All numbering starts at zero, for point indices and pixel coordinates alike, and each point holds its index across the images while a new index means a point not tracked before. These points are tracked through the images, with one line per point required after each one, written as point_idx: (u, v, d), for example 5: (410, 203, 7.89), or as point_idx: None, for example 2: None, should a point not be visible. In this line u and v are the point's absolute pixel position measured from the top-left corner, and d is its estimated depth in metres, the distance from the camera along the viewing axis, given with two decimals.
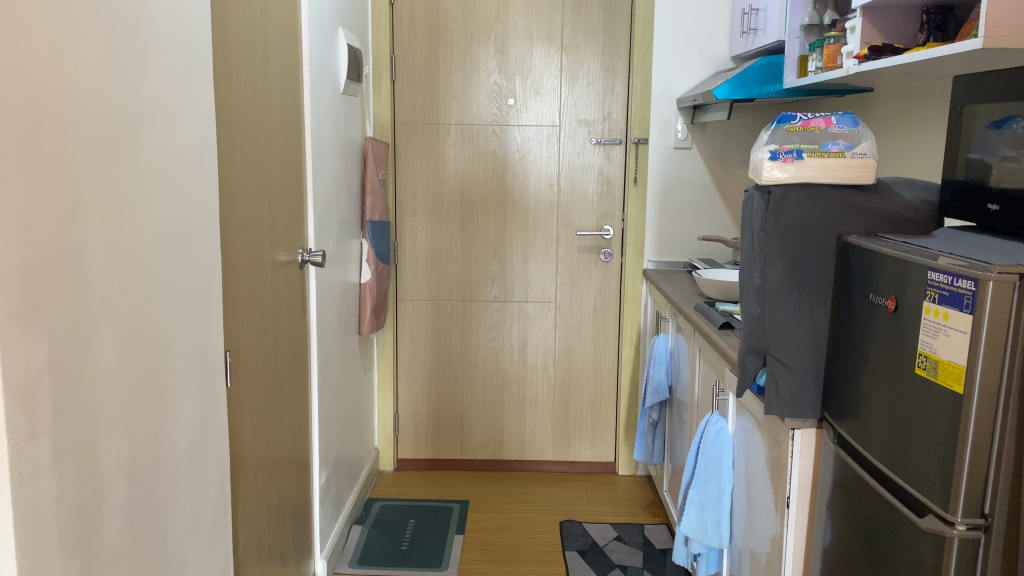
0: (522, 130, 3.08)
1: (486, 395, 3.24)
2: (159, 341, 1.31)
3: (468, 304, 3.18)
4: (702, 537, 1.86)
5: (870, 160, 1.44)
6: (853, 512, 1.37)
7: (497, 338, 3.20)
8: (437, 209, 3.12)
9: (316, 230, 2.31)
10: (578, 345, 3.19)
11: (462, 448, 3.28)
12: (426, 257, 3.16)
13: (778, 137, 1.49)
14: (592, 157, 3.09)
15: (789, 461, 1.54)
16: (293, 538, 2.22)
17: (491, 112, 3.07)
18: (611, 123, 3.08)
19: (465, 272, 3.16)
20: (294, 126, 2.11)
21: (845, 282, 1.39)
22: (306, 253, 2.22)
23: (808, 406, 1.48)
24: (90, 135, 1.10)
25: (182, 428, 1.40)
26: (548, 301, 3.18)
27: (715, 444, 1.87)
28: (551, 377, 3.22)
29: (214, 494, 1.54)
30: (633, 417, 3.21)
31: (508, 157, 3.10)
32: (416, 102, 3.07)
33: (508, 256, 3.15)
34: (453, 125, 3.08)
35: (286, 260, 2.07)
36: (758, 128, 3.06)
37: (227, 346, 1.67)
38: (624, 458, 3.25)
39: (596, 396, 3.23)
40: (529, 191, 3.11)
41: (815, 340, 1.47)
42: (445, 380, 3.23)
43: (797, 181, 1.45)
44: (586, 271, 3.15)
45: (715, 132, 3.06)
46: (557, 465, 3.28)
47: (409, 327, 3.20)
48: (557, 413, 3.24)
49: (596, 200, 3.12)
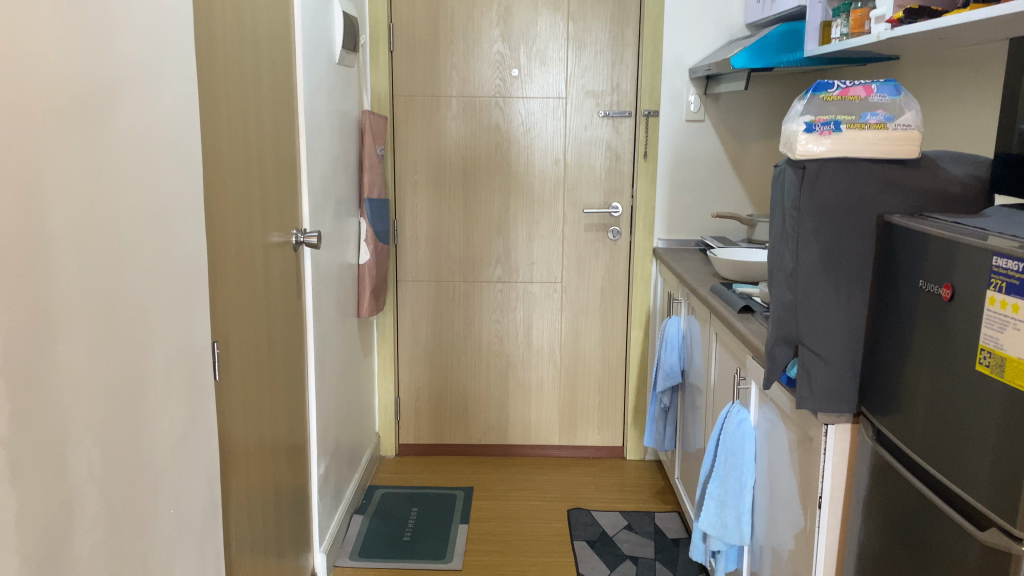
0: (527, 103, 2.95)
1: (490, 379, 3.13)
2: (137, 335, 1.19)
3: (471, 286, 3.07)
4: (722, 533, 1.77)
5: (915, 131, 1.31)
6: (894, 518, 1.25)
7: (501, 320, 3.09)
8: (438, 186, 2.99)
9: (312, 210, 2.19)
10: (585, 328, 3.08)
11: (465, 433, 3.18)
12: (427, 238, 3.03)
13: (813, 107, 1.35)
14: (601, 130, 2.96)
15: (822, 459, 1.42)
16: (290, 531, 2.11)
17: (494, 83, 2.94)
18: (620, 95, 2.94)
19: (467, 251, 3.04)
20: (287, 99, 1.98)
21: (888, 266, 1.27)
22: (301, 235, 2.09)
23: (845, 401, 1.36)
24: (53, 108, 0.98)
25: (165, 427, 1.29)
26: (554, 282, 3.06)
27: (736, 435, 1.76)
28: (558, 360, 3.11)
29: (203, 495, 1.44)
30: (642, 401, 3.11)
31: (512, 131, 2.97)
32: (415, 75, 2.93)
33: (513, 235, 3.03)
34: (454, 98, 2.94)
35: (279, 242, 1.95)
36: (773, 100, 2.92)
37: (215, 337, 1.56)
38: (632, 443, 3.15)
39: (604, 380, 3.12)
40: (534, 167, 2.98)
41: (852, 329, 1.35)
42: (447, 364, 3.12)
43: (835, 155, 1.32)
44: (594, 250, 3.03)
45: (729, 104, 2.92)
46: (563, 450, 3.18)
47: (411, 309, 3.09)
48: (564, 397, 3.14)
49: (604, 175, 2.99)
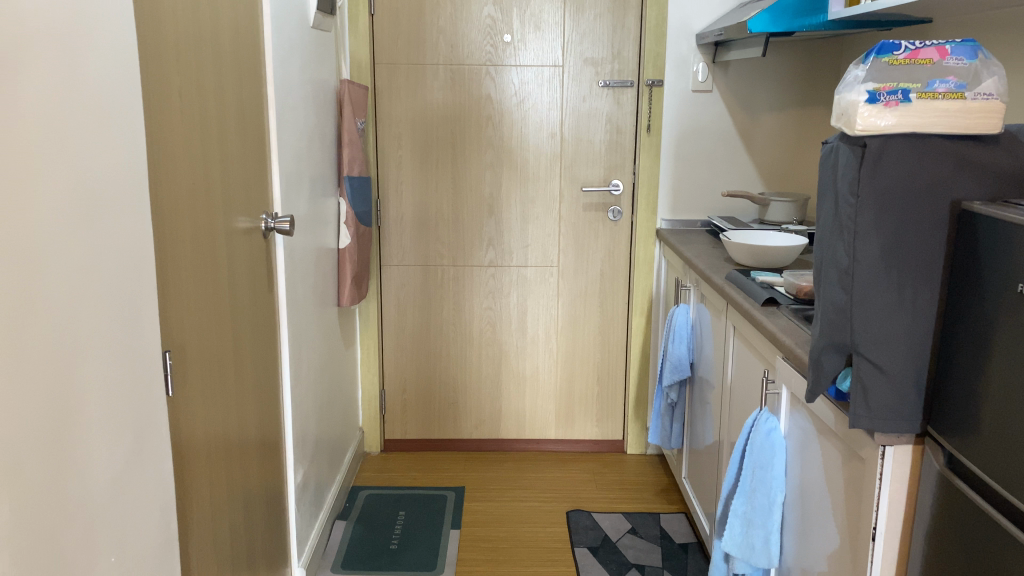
0: (520, 71, 2.71)
1: (481, 370, 2.93)
2: (57, 355, 0.96)
3: (460, 270, 2.85)
4: (748, 555, 1.58)
5: (996, 102, 1.10)
6: (967, 565, 1.03)
7: (494, 306, 2.88)
8: (424, 162, 2.76)
9: (285, 192, 1.96)
10: (584, 314, 2.88)
11: (456, 428, 2.97)
12: (413, 218, 2.81)
13: (877, 72, 1.13)
14: (600, 101, 2.73)
15: (877, 485, 1.21)
16: (264, 547, 1.91)
17: (484, 50, 2.70)
18: (621, 62, 2.71)
19: (456, 233, 2.82)
20: (253, 66, 1.74)
21: (965, 262, 1.06)
22: (271, 220, 1.86)
23: (907, 419, 1.16)
24: None
25: (100, 460, 1.07)
26: (549, 266, 2.85)
27: (765, 447, 1.57)
28: (554, 349, 2.91)
29: (155, 532, 1.23)
30: (643, 391, 2.92)
31: (504, 103, 2.73)
32: (398, 40, 2.68)
33: (505, 215, 2.81)
34: (441, 66, 2.70)
35: (246, 228, 1.72)
36: (787, 69, 2.70)
37: (168, 345, 1.34)
38: (633, 436, 2.96)
39: (604, 369, 2.93)
40: (528, 141, 2.76)
41: (917, 335, 1.14)
42: (435, 353, 2.91)
43: (901, 130, 1.11)
44: (592, 231, 2.82)
45: (739, 73, 2.70)
46: (560, 444, 2.99)
47: (396, 295, 2.87)
48: (560, 387, 2.94)
49: (604, 150, 2.76)
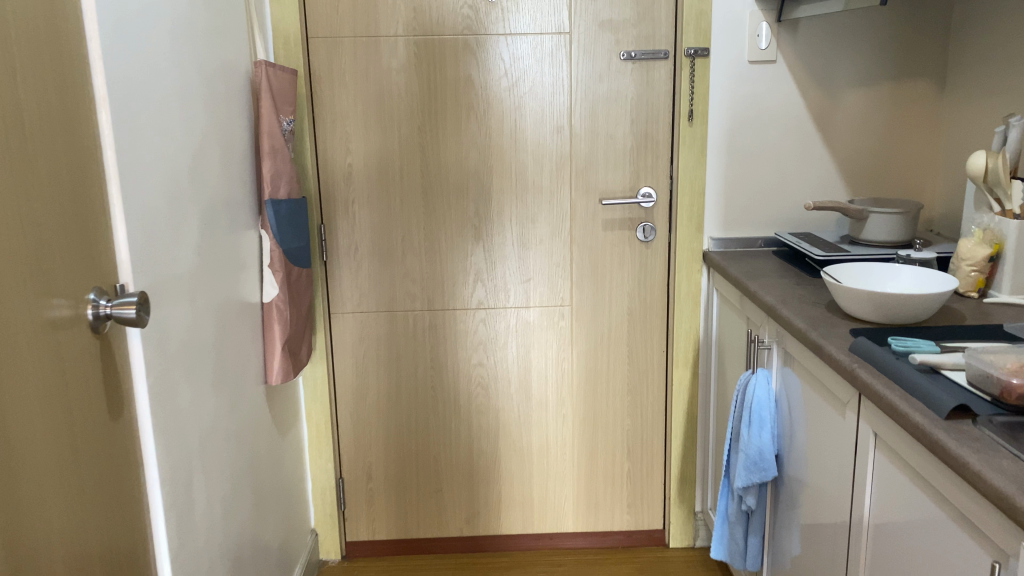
0: (512, 43, 1.96)
1: (472, 447, 2.19)
2: None
3: (438, 317, 2.10)
4: None
5: None
6: None
7: (486, 362, 2.14)
8: (384, 172, 2.01)
9: (145, 245, 1.21)
10: (606, 369, 2.14)
11: (441, 524, 2.24)
12: (372, 250, 2.06)
13: None
14: (622, 81, 1.98)
15: None
16: None
17: (461, 13, 1.93)
18: (651, 25, 1.95)
19: (431, 267, 2.07)
20: (56, 38, 0.99)
21: None
22: (105, 301, 1.08)
23: None
24: None
25: None
26: (559, 306, 2.11)
27: None
28: (570, 417, 2.17)
29: None
30: (689, 467, 2.20)
31: (490, 87, 1.98)
32: (340, 3, 1.92)
33: (496, 242, 2.06)
34: (402, 37, 1.94)
35: (51, 327, 0.97)
36: (880, 28, 1.97)
37: None
38: (676, 526, 2.23)
39: (635, 440, 2.19)
40: (525, 139, 2.00)
41: None
42: (410, 428, 2.17)
43: None
44: (616, 258, 2.07)
45: (812, 37, 1.97)
46: (579, 539, 2.26)
47: (354, 353, 2.12)
48: (577, 464, 2.21)
49: (630, 147, 2.01)
